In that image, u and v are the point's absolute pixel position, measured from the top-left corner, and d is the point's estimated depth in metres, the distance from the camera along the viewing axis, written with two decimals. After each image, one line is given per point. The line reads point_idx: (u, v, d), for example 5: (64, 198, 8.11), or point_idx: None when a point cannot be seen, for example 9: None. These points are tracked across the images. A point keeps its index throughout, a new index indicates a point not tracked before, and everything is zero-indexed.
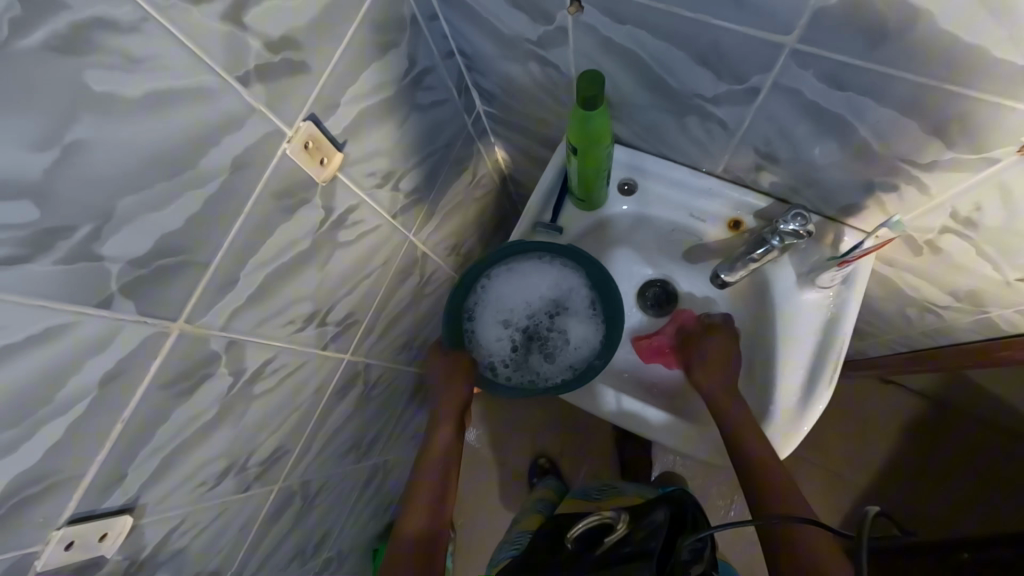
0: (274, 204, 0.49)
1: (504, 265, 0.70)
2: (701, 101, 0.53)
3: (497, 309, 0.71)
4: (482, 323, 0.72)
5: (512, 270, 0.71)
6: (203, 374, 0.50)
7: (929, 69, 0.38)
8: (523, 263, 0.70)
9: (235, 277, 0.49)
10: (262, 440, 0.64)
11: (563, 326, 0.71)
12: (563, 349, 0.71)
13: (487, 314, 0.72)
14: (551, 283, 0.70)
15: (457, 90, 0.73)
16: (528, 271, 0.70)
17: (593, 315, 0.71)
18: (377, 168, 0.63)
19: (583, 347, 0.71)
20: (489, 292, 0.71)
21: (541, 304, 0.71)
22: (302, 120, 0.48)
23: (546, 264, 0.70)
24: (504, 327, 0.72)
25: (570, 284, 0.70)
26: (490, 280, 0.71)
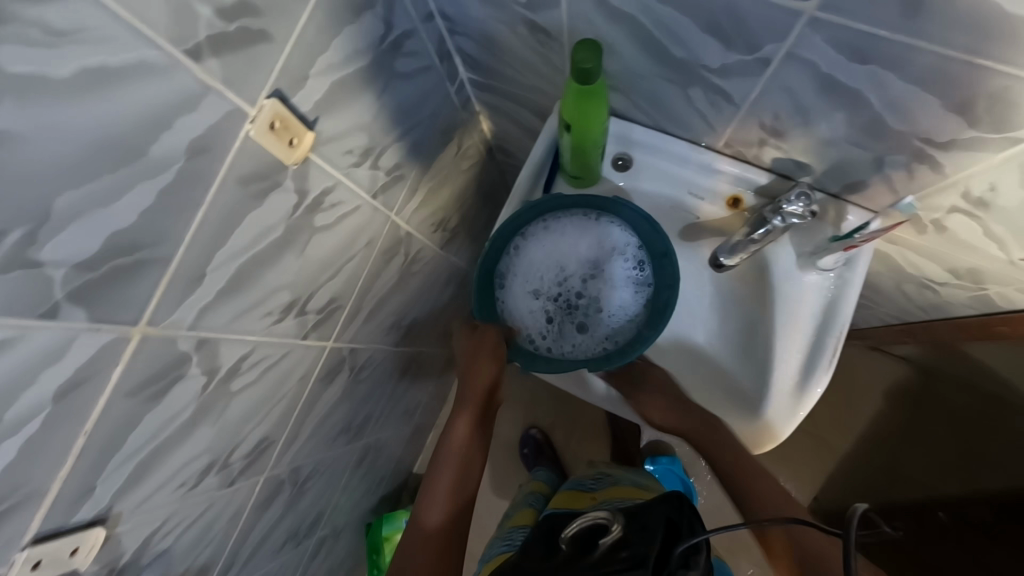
0: (241, 192, 0.44)
1: (539, 225, 0.65)
2: (705, 73, 0.49)
3: (533, 273, 0.66)
4: (516, 290, 0.66)
5: (549, 230, 0.65)
6: (173, 377, 0.46)
7: (963, 42, 0.34)
8: (561, 222, 0.65)
9: (202, 272, 0.44)
10: (245, 435, 0.61)
11: (604, 292, 0.65)
12: (604, 317, 0.66)
13: (521, 280, 0.66)
14: (592, 244, 0.65)
15: (439, 55, 0.67)
16: (566, 230, 0.65)
17: (636, 277, 0.66)
18: (355, 146, 0.57)
19: (626, 314, 0.66)
20: (524, 255, 0.66)
21: (579, 267, 0.66)
22: (265, 97, 0.43)
23: (585, 223, 0.65)
24: (541, 294, 0.66)
25: (611, 244, 0.65)
26: (525, 241, 0.65)
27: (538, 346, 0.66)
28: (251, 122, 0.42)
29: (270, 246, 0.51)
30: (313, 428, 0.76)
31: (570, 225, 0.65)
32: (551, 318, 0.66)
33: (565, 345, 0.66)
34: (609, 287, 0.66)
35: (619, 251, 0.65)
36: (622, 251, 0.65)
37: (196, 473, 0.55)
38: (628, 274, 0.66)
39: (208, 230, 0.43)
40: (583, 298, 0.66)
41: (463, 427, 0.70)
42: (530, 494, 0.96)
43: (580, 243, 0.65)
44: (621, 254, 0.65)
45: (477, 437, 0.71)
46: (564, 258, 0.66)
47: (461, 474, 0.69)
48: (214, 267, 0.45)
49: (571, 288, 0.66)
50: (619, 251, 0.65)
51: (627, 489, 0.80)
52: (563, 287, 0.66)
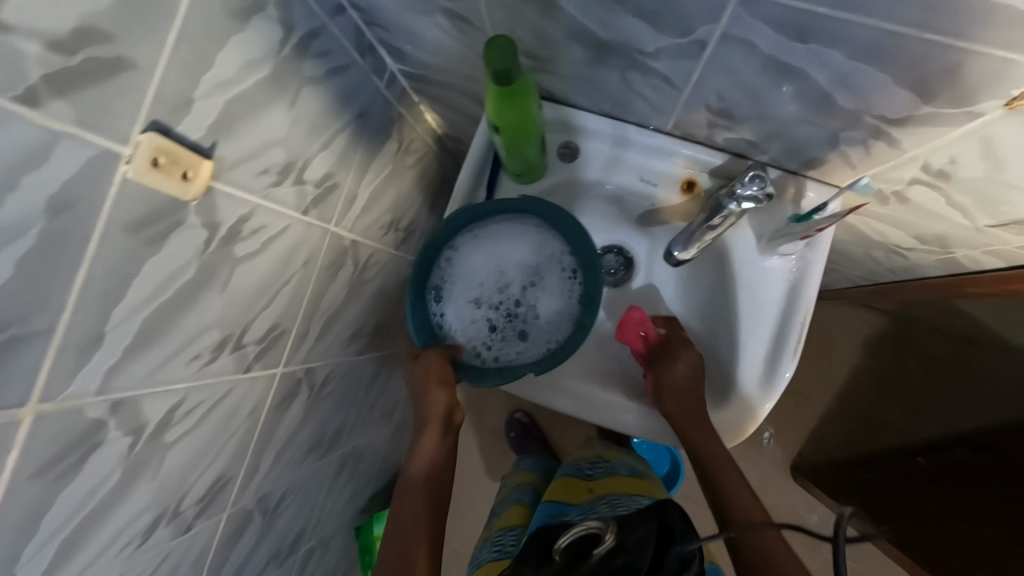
0: (130, 240, 0.40)
1: (469, 233, 0.62)
2: (640, 56, 0.44)
3: (469, 282, 0.62)
4: (454, 302, 0.62)
5: (479, 238, 0.63)
6: (89, 446, 0.43)
7: (912, 16, 0.30)
8: (492, 227, 0.62)
9: (100, 332, 0.40)
10: (196, 480, 0.58)
11: (544, 295, 0.63)
12: (546, 320, 0.63)
13: (457, 291, 0.62)
14: (526, 247, 0.63)
15: (359, 50, 0.61)
16: (499, 234, 0.63)
17: (574, 276, 0.63)
18: (271, 164, 0.52)
19: (567, 316, 0.63)
20: (457, 266, 0.62)
21: (517, 272, 0.63)
22: (140, 132, 0.37)
23: (517, 227, 0.63)
24: (480, 304, 0.63)
25: (545, 246, 0.63)
26: (455, 252, 0.62)
27: (485, 359, 0.63)
28: (127, 162, 0.37)
29: (182, 289, 0.46)
30: (276, 453, 0.73)
31: (500, 229, 0.62)
32: (493, 328, 0.63)
33: (511, 355, 0.63)
34: (548, 291, 0.63)
35: (554, 252, 0.63)
36: (558, 252, 0.63)
37: (141, 530, 0.52)
38: (565, 274, 0.63)
39: (96, 288, 0.38)
40: (521, 305, 0.63)
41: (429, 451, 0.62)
42: (517, 489, 0.95)
43: (515, 248, 0.63)
44: (556, 254, 0.63)
45: (446, 462, 0.63)
46: (499, 264, 0.63)
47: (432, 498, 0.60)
48: (113, 325, 0.41)
49: (510, 294, 0.63)
50: (554, 251, 0.63)
51: (623, 479, 0.78)
52: (502, 294, 0.63)
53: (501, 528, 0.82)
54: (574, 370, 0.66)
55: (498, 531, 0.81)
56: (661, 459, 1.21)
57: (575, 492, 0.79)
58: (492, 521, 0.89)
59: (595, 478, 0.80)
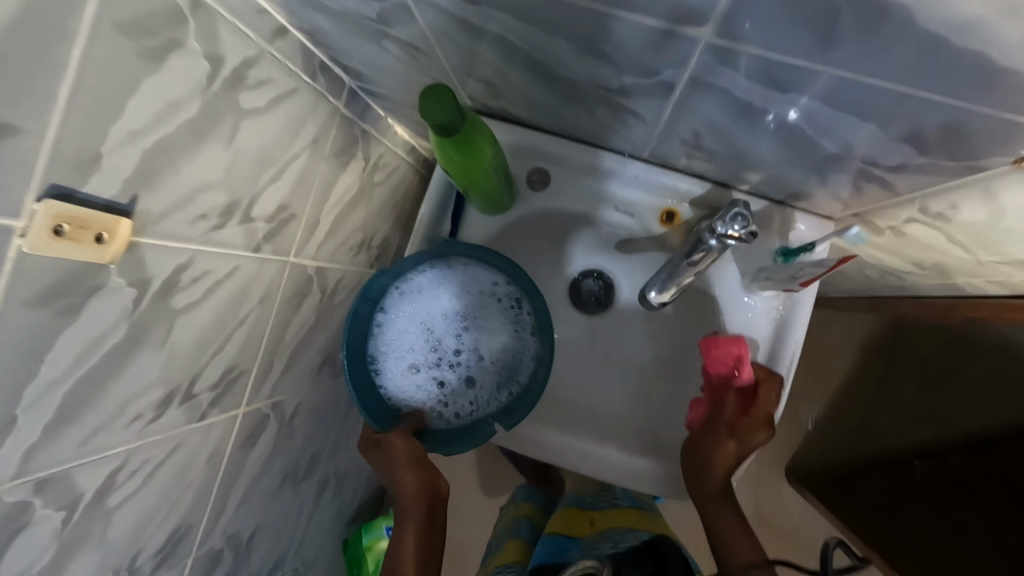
0: (37, 315, 0.36)
1: (392, 293, 0.60)
2: (605, 93, 0.40)
3: (406, 346, 0.60)
4: (398, 368, 0.60)
5: (408, 294, 0.60)
6: (12, 530, 0.40)
7: (902, 75, 0.26)
8: (416, 281, 0.60)
9: (11, 415, 0.36)
10: (150, 534, 0.55)
11: (485, 336, 0.62)
12: (493, 360, 0.62)
13: (395, 358, 0.60)
14: (457, 293, 0.61)
15: (309, 72, 0.56)
16: (429, 285, 0.61)
17: (510, 310, 0.62)
18: (209, 209, 0.48)
19: (511, 355, 0.62)
20: (390, 328, 0.60)
21: (452, 321, 0.62)
22: (35, 201, 0.33)
23: (443, 273, 0.60)
24: (423, 365, 0.61)
25: (478, 285, 0.61)
26: (386, 315, 0.60)
27: (446, 419, 0.61)
28: (21, 236, 0.33)
29: (109, 355, 0.43)
30: (245, 489, 0.71)
31: (425, 280, 0.60)
32: (443, 384, 0.62)
33: (468, 407, 0.62)
34: (487, 331, 0.62)
35: (487, 288, 0.62)
36: (492, 288, 0.62)
37: None
38: (504, 310, 0.62)
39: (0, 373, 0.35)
40: (462, 352, 0.62)
41: (412, 539, 0.56)
42: (514, 524, 0.94)
43: (446, 296, 0.61)
44: (491, 291, 0.62)
45: (434, 545, 0.58)
46: (432, 318, 0.61)
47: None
48: (27, 406, 0.37)
49: (450, 345, 0.62)
50: (488, 288, 0.62)
51: (624, 512, 0.77)
52: (442, 348, 0.62)
53: (502, 561, 0.80)
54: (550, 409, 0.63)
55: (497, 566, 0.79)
56: None
57: (576, 525, 0.78)
58: (491, 557, 0.87)
59: (597, 510, 0.80)
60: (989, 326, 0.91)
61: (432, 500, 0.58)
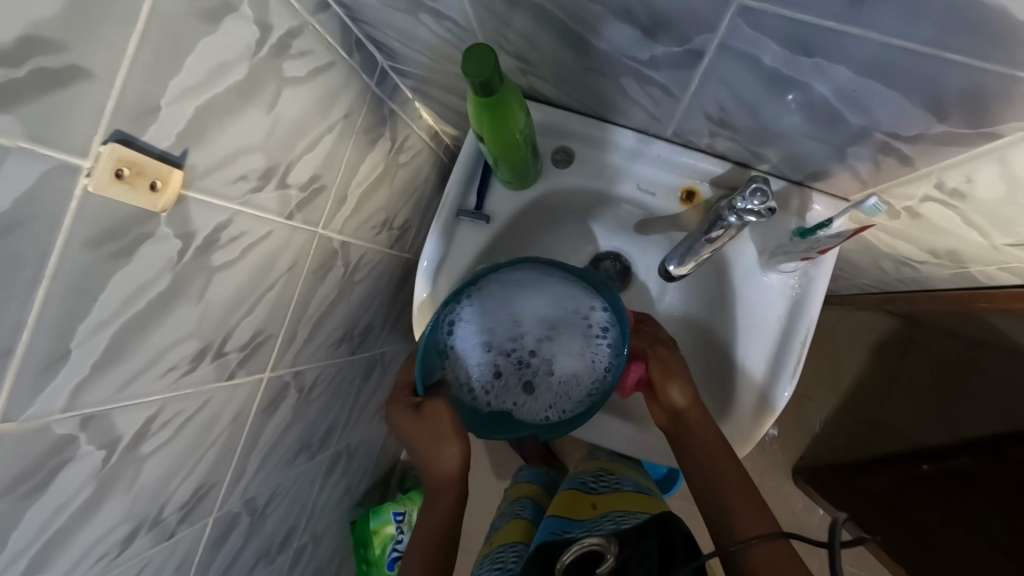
0: (94, 254, 0.38)
1: (492, 275, 0.56)
2: (634, 64, 0.42)
3: (487, 324, 0.58)
4: (467, 340, 0.58)
5: (507, 280, 0.57)
6: (57, 462, 0.42)
7: (926, 33, 0.27)
8: (517, 272, 0.57)
9: (66, 348, 0.38)
10: (176, 487, 0.57)
11: (563, 354, 0.59)
12: (557, 380, 0.59)
13: (469, 331, 0.57)
14: (552, 301, 0.59)
15: (346, 48, 0.58)
16: (528, 281, 0.58)
17: (599, 338, 0.59)
18: (249, 170, 0.50)
19: (576, 379, 0.59)
20: (479, 301, 0.57)
21: (537, 324, 0.59)
22: (101, 143, 0.36)
23: (543, 276, 0.58)
24: (491, 348, 0.59)
25: (574, 305, 0.59)
26: (480, 287, 0.57)
27: (481, 402, 0.59)
28: (87, 176, 0.36)
29: (151, 303, 0.45)
30: (262, 456, 0.72)
31: (529, 276, 0.58)
32: (499, 375, 0.59)
33: (506, 404, 0.59)
34: (567, 351, 0.59)
35: (582, 311, 0.59)
36: (586, 313, 0.59)
37: (119, 539, 0.52)
38: (590, 339, 0.59)
39: (58, 306, 0.37)
40: (533, 359, 0.60)
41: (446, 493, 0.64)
42: (518, 503, 0.96)
43: (541, 300, 0.59)
44: (585, 315, 0.59)
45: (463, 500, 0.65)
46: (520, 313, 0.59)
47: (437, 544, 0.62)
48: (79, 341, 0.39)
49: (525, 346, 0.59)
50: (582, 311, 0.59)
51: (627, 496, 0.78)
52: (516, 344, 0.59)
53: (505, 542, 0.81)
54: None
55: (500, 545, 0.80)
56: None
57: (578, 508, 0.78)
58: (494, 536, 0.90)
59: (599, 494, 0.81)
60: (991, 323, 0.93)
61: (461, 472, 0.63)
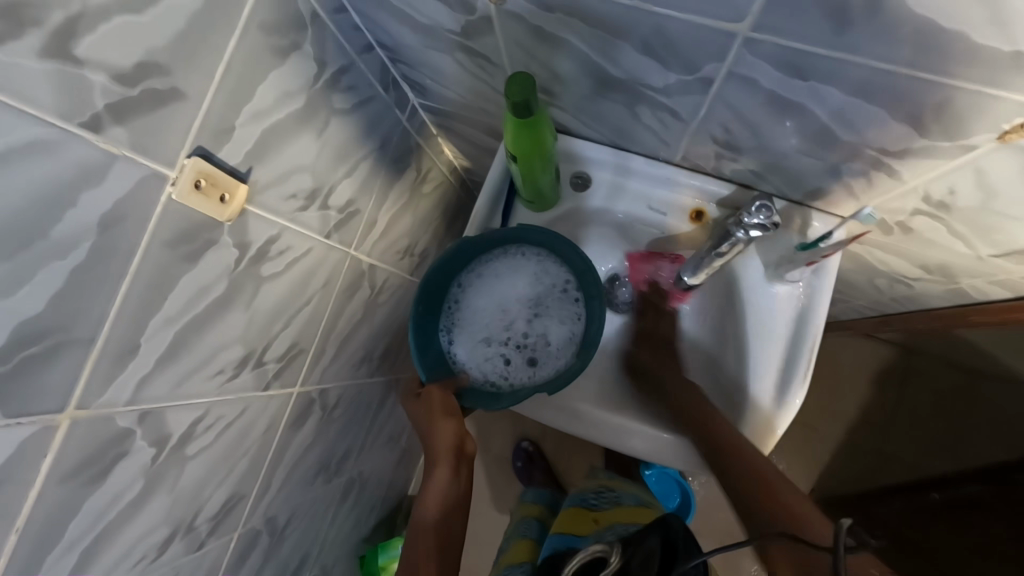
0: (169, 255, 0.42)
1: (471, 272, 0.67)
2: (650, 92, 0.47)
3: (478, 319, 0.67)
4: (465, 337, 0.67)
5: (484, 277, 0.67)
6: (116, 455, 0.44)
7: (902, 54, 0.33)
8: (491, 266, 0.67)
9: (135, 342, 0.42)
10: (210, 495, 0.58)
11: (551, 322, 0.67)
12: (555, 346, 0.66)
13: (468, 330, 0.67)
14: (527, 282, 0.67)
15: (384, 85, 0.64)
16: (500, 272, 0.67)
17: (569, 302, 0.66)
18: (299, 189, 0.55)
19: (566, 342, 0.66)
20: (464, 302, 0.67)
21: (522, 305, 0.67)
22: (185, 156, 0.40)
23: (516, 259, 0.66)
24: (491, 341, 0.67)
25: (549, 278, 0.66)
26: (462, 289, 0.67)
27: (503, 389, 0.66)
28: (172, 184, 0.40)
29: (209, 306, 0.48)
30: (285, 474, 0.74)
31: (499, 267, 0.67)
32: (506, 360, 0.67)
33: (526, 381, 0.66)
34: (550, 318, 0.67)
35: (558, 283, 0.67)
36: (561, 283, 0.66)
37: (156, 543, 0.53)
38: (569, 303, 0.66)
39: (135, 301, 0.40)
40: (528, 334, 0.67)
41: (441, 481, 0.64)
42: (523, 523, 0.97)
43: (517, 282, 0.67)
44: (558, 286, 0.66)
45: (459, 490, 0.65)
46: (505, 301, 0.67)
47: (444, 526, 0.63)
48: (147, 338, 0.43)
49: (519, 327, 0.67)
50: (558, 282, 0.67)
51: (627, 508, 0.79)
52: (510, 330, 0.67)
53: (512, 560, 0.83)
54: (590, 397, 0.66)
55: (509, 564, 0.82)
56: (670, 490, 1.18)
57: (581, 523, 0.80)
58: (501, 555, 0.91)
59: (600, 510, 0.82)
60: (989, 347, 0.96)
61: (456, 454, 0.64)
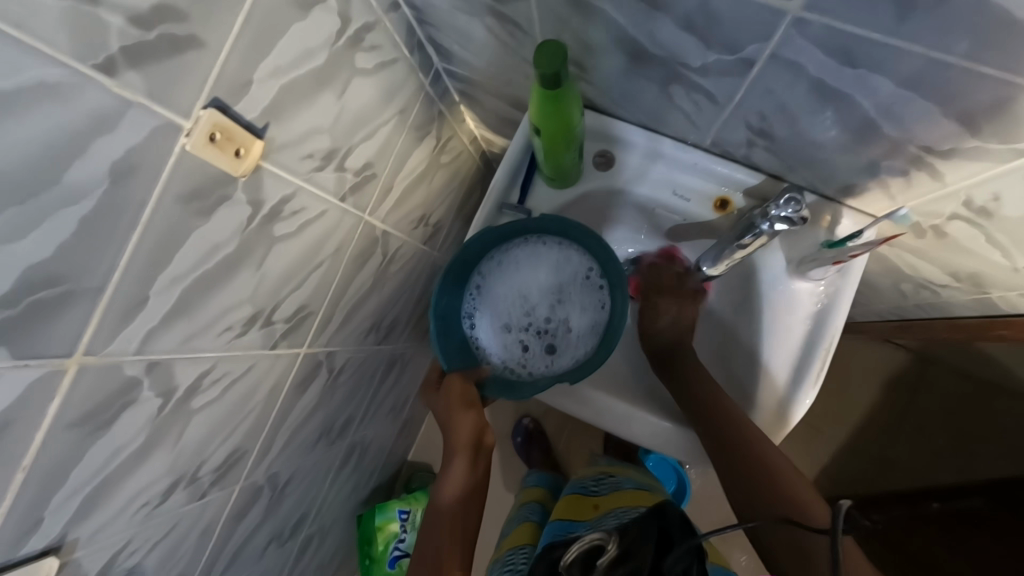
0: (181, 210, 0.41)
1: (492, 259, 0.65)
2: (685, 71, 0.45)
3: (498, 308, 0.66)
4: (484, 325, 0.66)
5: (504, 265, 0.65)
6: (122, 403, 0.44)
7: (964, 45, 0.31)
8: (512, 255, 0.65)
9: (144, 294, 0.41)
10: (214, 449, 0.59)
11: (573, 311, 0.65)
12: (575, 335, 0.65)
13: (488, 317, 0.66)
14: (549, 270, 0.65)
15: (408, 47, 0.62)
16: (520, 261, 0.65)
17: (591, 292, 0.65)
18: (316, 150, 0.54)
19: (589, 331, 0.65)
20: (483, 291, 0.66)
21: (543, 293, 0.66)
22: (201, 108, 0.39)
23: (538, 248, 0.65)
24: (512, 328, 0.66)
25: (572, 266, 0.65)
26: (481, 278, 0.65)
27: (521, 376, 0.66)
28: (186, 136, 0.39)
29: (220, 263, 0.48)
30: (289, 434, 0.75)
31: (520, 255, 0.65)
32: (526, 347, 0.66)
33: (546, 370, 0.66)
34: (573, 306, 0.65)
35: (580, 271, 0.65)
36: (585, 272, 0.65)
37: (159, 491, 0.54)
38: (592, 292, 0.65)
39: (146, 252, 0.40)
40: (549, 322, 0.66)
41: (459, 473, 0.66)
42: (526, 507, 0.99)
43: (539, 271, 0.65)
44: (582, 275, 0.65)
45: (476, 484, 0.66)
46: (525, 288, 0.65)
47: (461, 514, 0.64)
48: (156, 291, 0.42)
49: (539, 315, 0.66)
50: (581, 270, 0.65)
51: (625, 493, 0.80)
52: (530, 317, 0.66)
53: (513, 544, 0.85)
54: (596, 381, 0.65)
55: (509, 549, 0.84)
56: (666, 476, 1.20)
57: (581, 509, 0.81)
58: (503, 540, 0.92)
59: (599, 495, 0.83)
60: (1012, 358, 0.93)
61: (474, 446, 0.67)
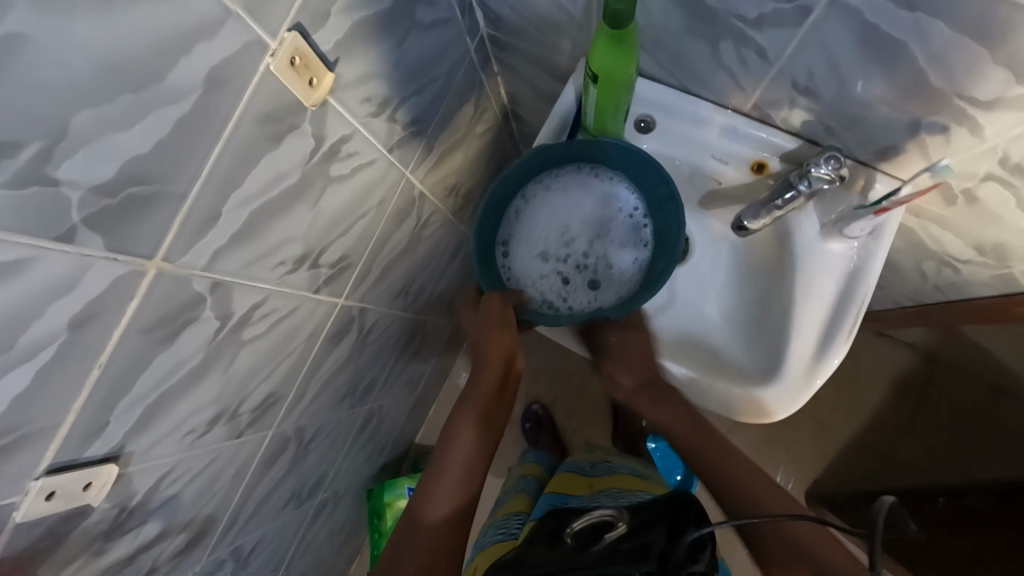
0: (259, 131, 0.43)
1: (539, 184, 0.67)
2: (741, 25, 0.47)
3: (540, 234, 0.68)
4: (524, 251, 0.68)
5: (551, 192, 0.67)
6: (187, 319, 0.45)
7: None
8: (560, 182, 0.67)
9: (218, 210, 0.43)
10: (255, 387, 0.60)
11: (612, 248, 0.68)
12: (616, 272, 0.67)
13: (528, 243, 0.68)
14: (595, 203, 0.68)
15: (460, 9, 0.65)
16: (569, 190, 0.67)
17: (634, 230, 0.67)
18: (374, 95, 0.56)
19: (629, 268, 0.67)
20: (525, 217, 0.68)
21: (585, 226, 0.68)
22: (286, 30, 0.41)
23: (589, 178, 0.67)
24: (550, 257, 0.68)
25: (617, 202, 0.67)
26: (526, 203, 0.67)
27: (558, 310, 0.67)
28: (271, 56, 0.41)
29: (283, 193, 0.49)
30: (318, 387, 0.76)
31: (570, 183, 0.67)
32: (563, 280, 0.68)
33: (583, 305, 0.67)
34: (614, 243, 0.68)
35: (626, 208, 0.67)
36: (632, 209, 0.67)
37: (206, 420, 0.55)
38: (637, 229, 0.67)
39: (225, 166, 0.41)
40: (588, 256, 0.68)
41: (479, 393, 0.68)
42: (523, 478, 1.01)
43: (585, 202, 0.67)
44: (627, 212, 0.67)
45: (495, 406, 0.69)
46: (570, 217, 0.68)
47: (479, 433, 0.68)
48: (228, 209, 0.44)
49: (578, 248, 0.68)
50: (627, 207, 0.67)
51: (622, 476, 0.82)
52: (570, 248, 0.68)
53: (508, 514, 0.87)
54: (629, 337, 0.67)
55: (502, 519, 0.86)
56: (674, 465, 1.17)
57: (577, 486, 0.83)
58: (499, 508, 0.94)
59: (596, 476, 0.85)
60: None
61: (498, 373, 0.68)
